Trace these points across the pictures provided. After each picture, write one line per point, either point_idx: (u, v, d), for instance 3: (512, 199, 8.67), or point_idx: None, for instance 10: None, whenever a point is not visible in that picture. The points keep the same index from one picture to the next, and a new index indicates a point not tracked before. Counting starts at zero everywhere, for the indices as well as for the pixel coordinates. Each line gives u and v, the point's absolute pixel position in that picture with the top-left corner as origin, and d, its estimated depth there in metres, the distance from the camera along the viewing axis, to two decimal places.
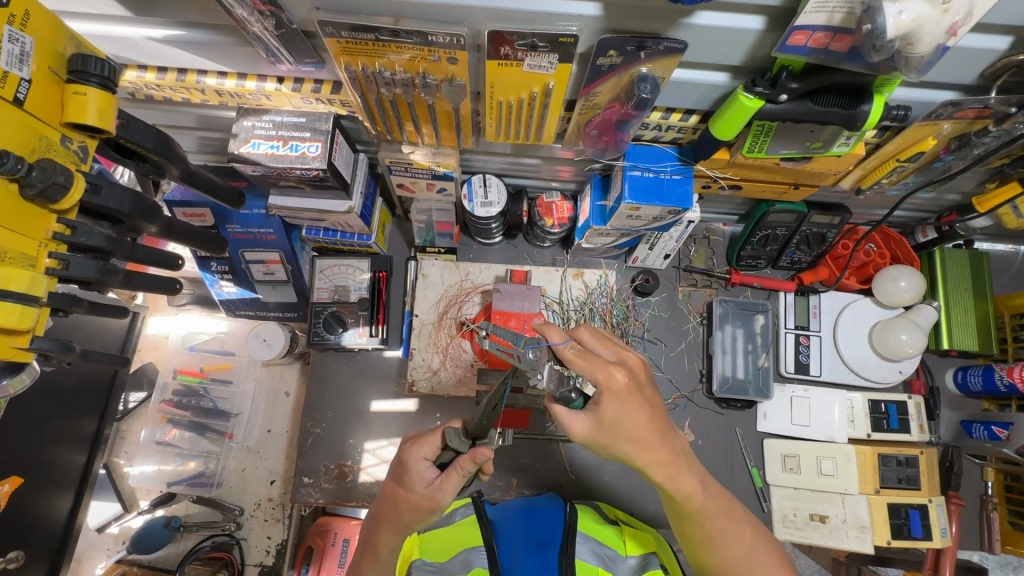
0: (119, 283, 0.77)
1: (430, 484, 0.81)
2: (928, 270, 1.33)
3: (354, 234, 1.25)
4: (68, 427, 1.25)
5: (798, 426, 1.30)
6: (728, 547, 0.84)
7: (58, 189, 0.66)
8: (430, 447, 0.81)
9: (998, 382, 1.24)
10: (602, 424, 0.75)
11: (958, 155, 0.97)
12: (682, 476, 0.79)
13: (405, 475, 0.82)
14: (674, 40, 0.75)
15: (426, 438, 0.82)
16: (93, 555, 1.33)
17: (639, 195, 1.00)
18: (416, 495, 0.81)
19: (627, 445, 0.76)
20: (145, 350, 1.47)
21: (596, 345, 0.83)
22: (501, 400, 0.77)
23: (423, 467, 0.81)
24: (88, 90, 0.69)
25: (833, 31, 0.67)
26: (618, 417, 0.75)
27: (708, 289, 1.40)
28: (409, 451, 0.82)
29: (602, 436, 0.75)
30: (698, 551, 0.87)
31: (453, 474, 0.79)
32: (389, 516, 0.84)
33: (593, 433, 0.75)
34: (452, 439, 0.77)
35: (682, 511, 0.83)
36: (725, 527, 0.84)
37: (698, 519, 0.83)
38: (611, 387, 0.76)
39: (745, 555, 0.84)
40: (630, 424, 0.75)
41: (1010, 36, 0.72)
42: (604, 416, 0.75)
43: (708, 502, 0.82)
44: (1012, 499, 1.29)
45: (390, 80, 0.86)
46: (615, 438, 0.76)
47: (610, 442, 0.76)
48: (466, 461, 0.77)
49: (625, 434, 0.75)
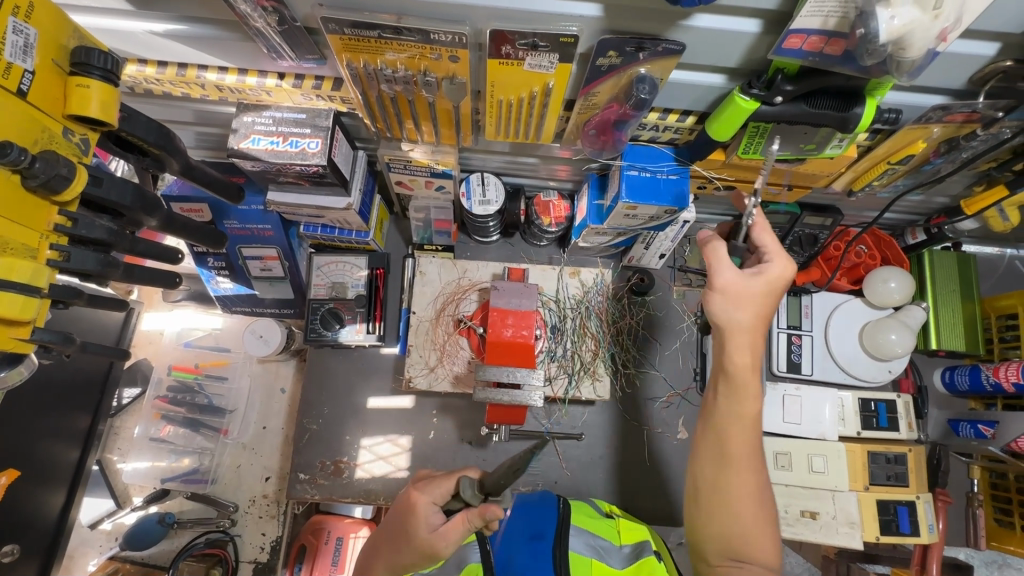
0: (119, 277, 0.77)
1: (434, 529, 0.80)
2: (917, 271, 1.35)
3: (351, 231, 1.26)
4: (62, 422, 1.24)
5: (789, 424, 1.32)
6: (738, 478, 0.82)
7: (61, 181, 0.66)
8: (442, 493, 0.83)
9: (984, 381, 1.27)
10: (732, 288, 0.83)
11: (947, 159, 0.99)
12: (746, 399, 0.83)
13: (410, 516, 0.82)
14: (673, 42, 0.76)
15: (441, 484, 0.84)
16: (86, 552, 1.33)
17: (636, 194, 1.02)
18: (417, 539, 0.80)
19: (743, 318, 0.83)
20: (139, 345, 1.46)
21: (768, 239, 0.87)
22: (513, 478, 0.73)
23: (431, 511, 0.81)
24: (91, 83, 0.69)
25: (827, 35, 0.68)
26: (750, 299, 0.83)
27: (702, 289, 1.42)
28: (420, 493, 0.83)
29: (726, 301, 0.84)
30: (701, 469, 0.85)
31: (460, 523, 0.79)
32: (387, 552, 0.84)
33: (722, 288, 0.83)
34: (466, 488, 0.79)
35: (712, 424, 0.85)
36: (740, 461, 0.82)
37: (718, 435, 0.84)
38: (785, 273, 0.85)
39: (740, 490, 0.81)
40: (750, 309, 0.83)
41: (998, 43, 0.74)
42: (750, 287, 0.83)
43: (739, 431, 0.83)
44: (998, 496, 1.31)
45: (391, 77, 0.87)
46: (746, 305, 0.83)
47: (732, 304, 0.83)
48: (473, 514, 0.79)
49: (743, 304, 0.83)
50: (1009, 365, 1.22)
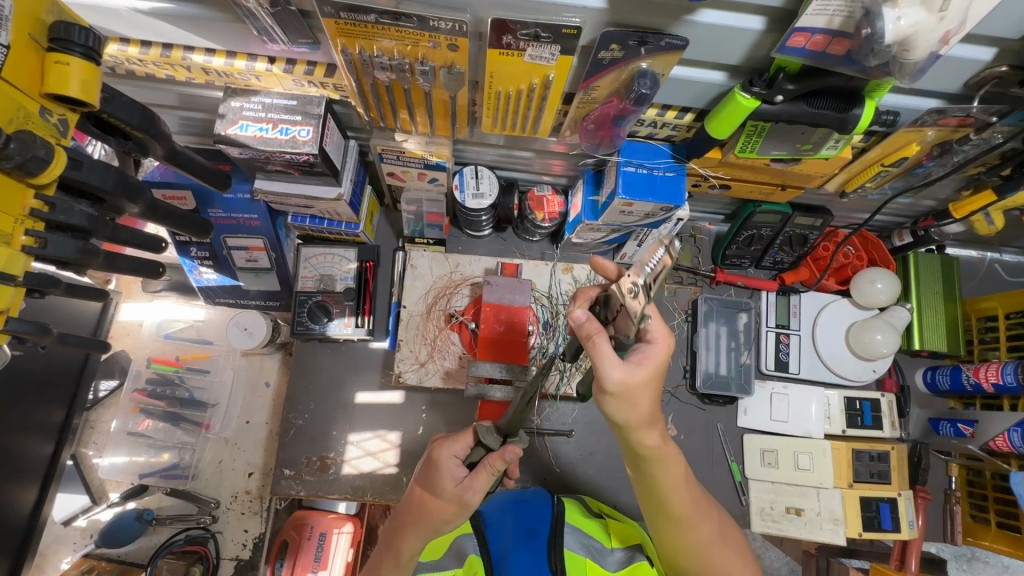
0: (99, 265, 0.74)
1: (460, 482, 0.81)
2: (902, 273, 1.37)
3: (341, 223, 1.23)
4: (34, 415, 1.19)
5: (777, 422, 1.33)
6: (700, 528, 0.86)
7: (38, 163, 0.63)
8: (465, 446, 0.83)
9: (965, 381, 1.30)
10: (630, 384, 0.70)
11: (938, 162, 1.00)
12: (657, 459, 0.80)
13: (435, 473, 0.82)
14: (676, 37, 0.75)
15: (460, 438, 0.84)
16: (58, 550, 1.28)
17: (632, 190, 1.01)
18: (445, 494, 0.80)
19: (633, 412, 0.73)
20: (117, 337, 1.41)
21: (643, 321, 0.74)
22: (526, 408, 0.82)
23: (454, 466, 0.82)
24: (71, 60, 0.65)
25: (832, 34, 0.68)
26: (647, 384, 0.71)
27: (693, 287, 1.42)
28: (440, 450, 0.83)
29: (621, 395, 0.71)
30: (667, 530, 0.87)
31: (483, 472, 0.79)
32: (415, 518, 0.83)
33: (621, 388, 0.70)
34: (486, 436, 0.80)
35: (653, 488, 0.83)
36: (699, 516, 0.86)
37: (671, 504, 0.84)
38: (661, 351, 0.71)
39: (706, 541, 0.87)
40: (647, 398, 0.73)
41: (995, 48, 0.75)
42: (636, 378, 0.70)
43: (681, 490, 0.84)
44: (974, 493, 1.34)
45: (386, 65, 0.84)
46: (640, 401, 0.72)
47: (625, 400, 0.71)
48: (495, 459, 0.78)
49: (636, 402, 0.72)
50: (989, 366, 1.25)
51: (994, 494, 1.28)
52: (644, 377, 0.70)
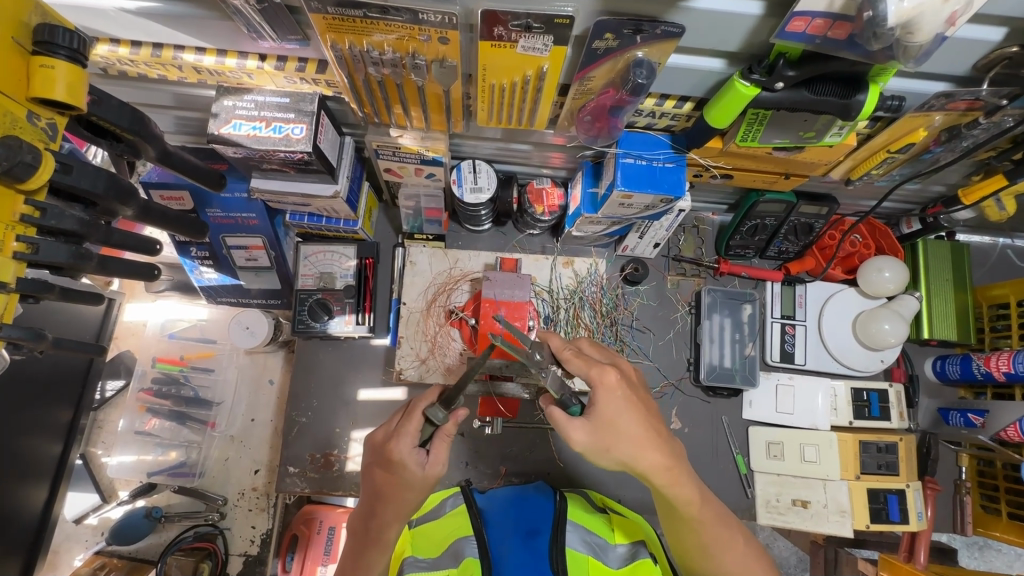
0: (93, 268, 0.74)
1: (426, 464, 0.82)
2: (911, 262, 1.34)
3: (339, 220, 1.22)
4: (41, 417, 1.20)
5: (782, 413, 1.32)
6: (710, 529, 0.87)
7: (25, 168, 0.63)
8: (415, 434, 0.82)
9: (975, 370, 1.27)
10: (600, 424, 0.80)
11: (947, 147, 0.97)
12: (681, 483, 0.83)
13: (398, 469, 0.82)
14: (672, 24, 0.73)
15: (407, 429, 0.83)
16: (70, 547, 1.30)
17: (632, 181, 0.99)
18: (416, 481, 0.82)
19: (628, 448, 0.80)
20: (122, 337, 1.43)
21: (593, 351, 0.89)
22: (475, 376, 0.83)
23: (415, 454, 0.82)
24: (56, 63, 0.65)
25: (833, 18, 0.66)
26: (613, 415, 0.80)
27: (697, 278, 1.40)
28: (395, 449, 0.82)
29: (603, 437, 0.79)
30: (695, 555, 0.90)
31: (443, 444, 0.83)
32: (392, 509, 0.84)
33: (594, 436, 0.79)
34: (435, 414, 0.82)
35: (680, 517, 0.87)
36: (718, 533, 0.88)
37: (697, 526, 0.87)
38: (606, 383, 0.81)
39: (720, 541, 0.88)
40: (626, 421, 0.80)
41: (1006, 28, 0.72)
42: (602, 412, 0.80)
43: (705, 511, 0.87)
44: (984, 484, 1.33)
45: (378, 60, 0.83)
46: (624, 429, 0.80)
47: (609, 445, 0.80)
48: (450, 427, 0.84)
49: (624, 435, 0.80)
50: (1000, 355, 1.22)
51: (1005, 484, 1.26)
52: (606, 408, 0.80)
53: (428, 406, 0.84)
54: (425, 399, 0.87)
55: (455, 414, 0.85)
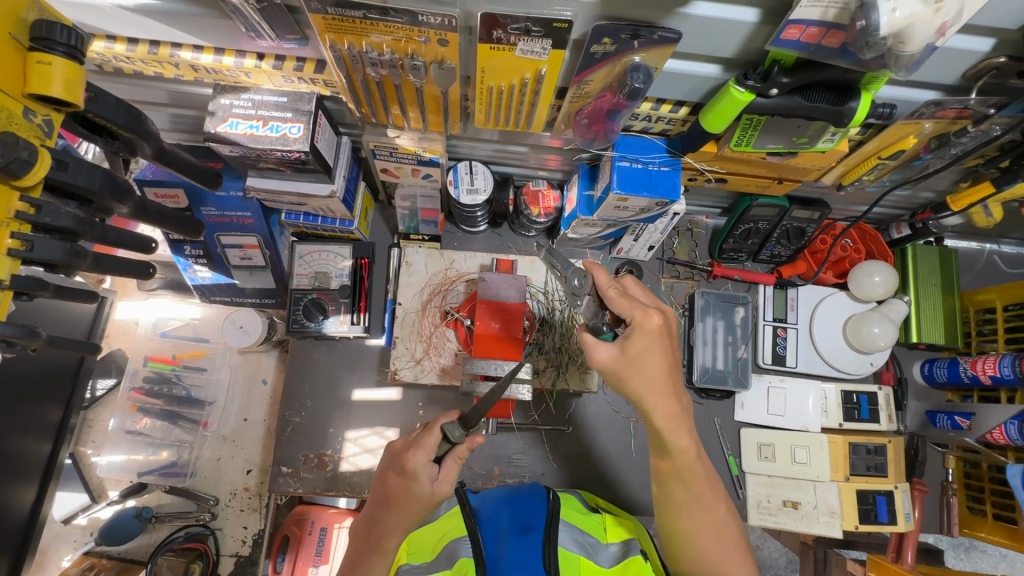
0: (88, 266, 0.74)
1: (435, 480, 0.83)
2: (900, 265, 1.37)
3: (335, 220, 1.22)
4: (31, 415, 1.19)
5: (774, 415, 1.34)
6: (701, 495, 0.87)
7: (22, 165, 0.63)
8: (431, 449, 0.83)
9: (962, 373, 1.29)
10: (625, 356, 0.80)
11: (936, 155, 0.99)
12: (680, 433, 0.83)
13: (410, 481, 0.82)
14: (669, 30, 0.74)
15: (425, 442, 0.83)
16: (59, 548, 1.29)
17: (627, 185, 1.00)
18: (423, 495, 0.82)
19: (642, 384, 0.81)
20: (113, 336, 1.41)
21: (639, 294, 0.89)
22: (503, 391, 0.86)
23: (428, 467, 0.82)
24: (53, 59, 0.65)
25: (827, 26, 0.67)
26: (641, 352, 0.80)
27: (691, 281, 1.42)
28: (411, 459, 0.82)
29: (621, 368, 0.80)
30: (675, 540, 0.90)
31: (453, 463, 0.84)
32: (395, 518, 0.84)
33: (616, 363, 0.80)
34: (452, 431, 0.83)
35: (670, 511, 0.88)
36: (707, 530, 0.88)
37: (680, 514, 0.88)
38: (646, 326, 0.81)
39: (707, 533, 0.88)
40: (652, 365, 0.81)
41: (993, 39, 0.74)
42: (632, 349, 0.80)
43: (699, 465, 0.86)
44: (971, 485, 1.34)
45: (376, 61, 0.83)
46: (648, 369, 0.81)
47: (625, 376, 0.81)
48: (463, 449, 0.85)
49: (642, 373, 0.80)
50: (985, 358, 1.24)
51: (991, 486, 1.28)
52: (637, 348, 0.80)
53: (447, 422, 0.85)
54: (446, 415, 0.88)
55: (472, 437, 0.86)
